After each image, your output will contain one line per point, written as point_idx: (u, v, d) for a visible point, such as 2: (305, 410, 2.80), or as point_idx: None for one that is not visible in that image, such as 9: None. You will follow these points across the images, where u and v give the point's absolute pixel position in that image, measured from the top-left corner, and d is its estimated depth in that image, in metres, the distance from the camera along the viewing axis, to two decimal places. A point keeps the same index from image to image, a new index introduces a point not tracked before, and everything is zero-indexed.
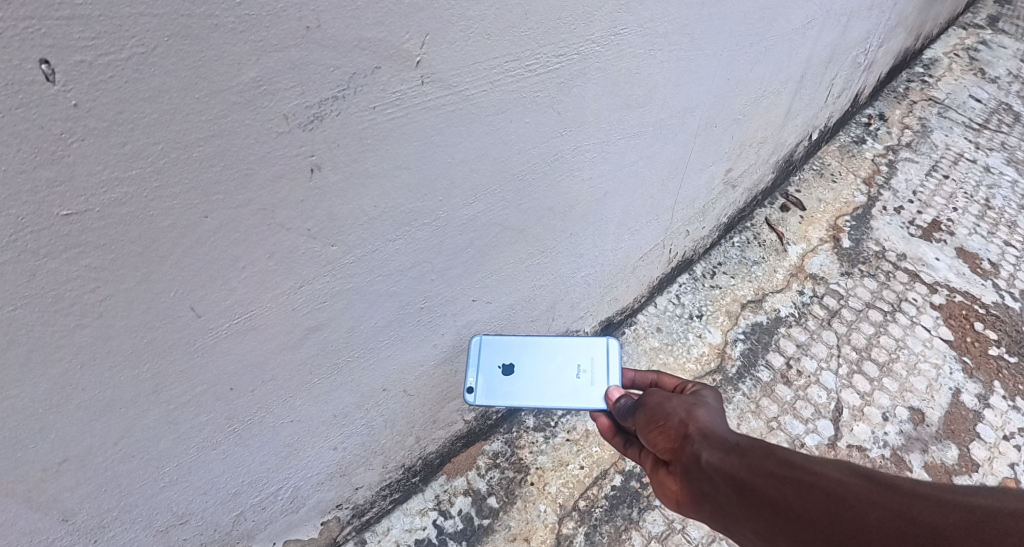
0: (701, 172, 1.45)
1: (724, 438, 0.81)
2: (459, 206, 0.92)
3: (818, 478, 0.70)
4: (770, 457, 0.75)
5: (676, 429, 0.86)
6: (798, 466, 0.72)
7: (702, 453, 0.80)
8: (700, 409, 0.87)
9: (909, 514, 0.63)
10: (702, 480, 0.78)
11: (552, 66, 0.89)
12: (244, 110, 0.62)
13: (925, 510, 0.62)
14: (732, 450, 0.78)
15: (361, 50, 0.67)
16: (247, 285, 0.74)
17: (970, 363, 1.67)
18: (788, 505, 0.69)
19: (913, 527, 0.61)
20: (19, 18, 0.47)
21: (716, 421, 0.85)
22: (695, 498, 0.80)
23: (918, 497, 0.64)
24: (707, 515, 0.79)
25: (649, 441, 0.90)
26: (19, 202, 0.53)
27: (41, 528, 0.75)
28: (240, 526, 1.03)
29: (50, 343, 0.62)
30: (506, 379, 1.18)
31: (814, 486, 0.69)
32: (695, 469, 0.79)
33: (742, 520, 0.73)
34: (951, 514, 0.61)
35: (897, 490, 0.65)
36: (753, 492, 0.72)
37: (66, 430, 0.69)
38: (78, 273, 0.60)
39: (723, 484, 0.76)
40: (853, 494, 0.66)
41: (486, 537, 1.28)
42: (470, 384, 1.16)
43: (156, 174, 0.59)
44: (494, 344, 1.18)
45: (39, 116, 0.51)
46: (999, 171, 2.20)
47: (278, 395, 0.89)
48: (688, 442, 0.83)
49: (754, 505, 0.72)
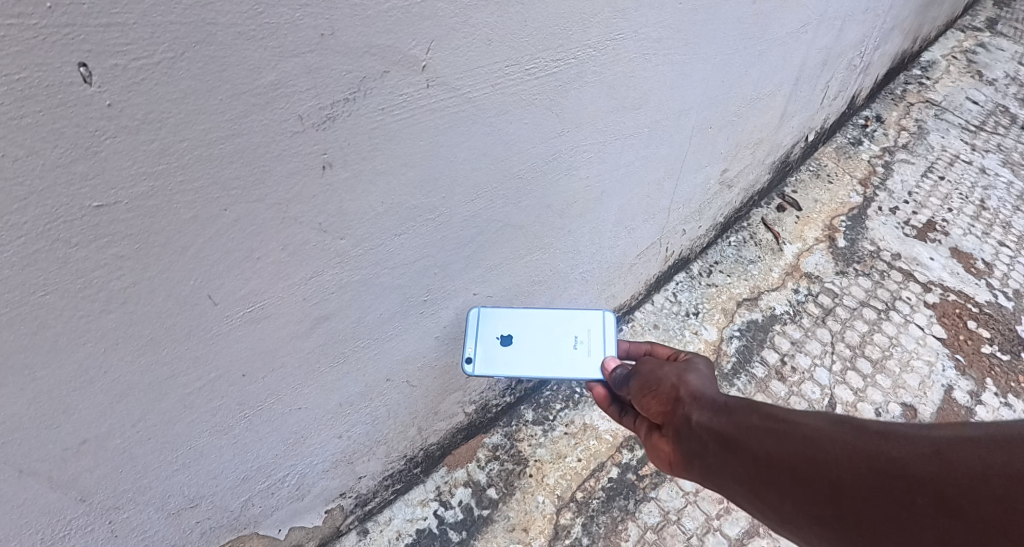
0: (697, 172, 1.49)
1: (713, 399, 0.87)
2: (462, 203, 0.96)
3: (798, 427, 0.75)
4: (755, 413, 0.80)
5: (668, 393, 0.91)
6: (781, 419, 0.78)
7: (693, 415, 0.86)
8: (691, 374, 0.93)
9: (878, 452, 0.67)
10: (693, 440, 0.84)
11: (551, 70, 0.93)
12: (262, 111, 0.66)
13: (892, 446, 0.66)
14: (720, 409, 0.84)
15: (371, 56, 0.71)
16: (260, 276, 0.78)
17: (962, 360, 1.70)
18: (769, 454, 0.74)
19: (881, 462, 0.66)
20: (61, 25, 0.51)
21: (705, 384, 0.91)
22: (686, 458, 0.86)
23: (888, 436, 0.68)
24: (698, 473, 0.86)
25: (643, 405, 0.96)
26: (54, 194, 0.57)
27: (63, 506, 0.79)
28: (248, 511, 1.07)
29: (78, 327, 0.66)
30: (505, 349, 1.19)
31: (793, 435, 0.74)
32: (686, 429, 0.85)
33: (728, 474, 0.79)
34: (916, 447, 0.65)
35: (870, 431, 0.70)
36: (739, 446, 0.78)
37: (91, 411, 0.73)
38: (106, 261, 0.64)
39: (712, 443, 0.81)
40: (828, 439, 0.71)
41: (486, 526, 1.31)
42: (469, 354, 1.16)
43: (180, 169, 0.64)
44: (493, 314, 1.18)
45: (76, 115, 0.55)
46: (995, 172, 2.23)
47: (287, 383, 0.93)
48: (680, 404, 0.89)
49: (739, 458, 0.77)
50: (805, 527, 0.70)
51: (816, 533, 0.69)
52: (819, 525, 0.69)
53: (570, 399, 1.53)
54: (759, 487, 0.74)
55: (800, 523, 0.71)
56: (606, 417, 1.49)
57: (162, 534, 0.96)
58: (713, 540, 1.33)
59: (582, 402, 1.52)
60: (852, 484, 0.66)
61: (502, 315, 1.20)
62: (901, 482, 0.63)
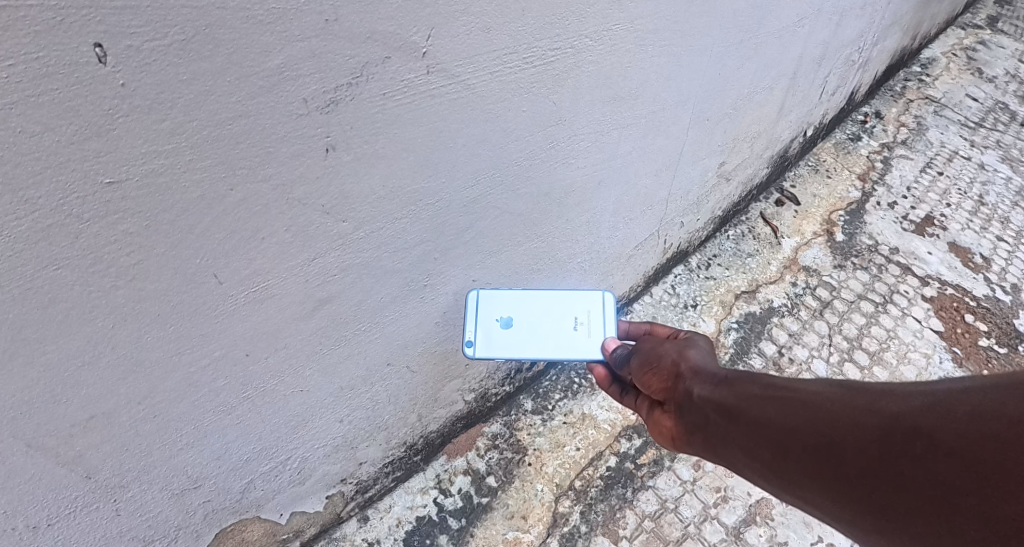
0: (694, 165, 1.50)
1: (713, 373, 0.90)
2: (461, 189, 0.98)
3: (797, 393, 0.77)
4: (755, 383, 0.83)
5: (669, 369, 0.95)
6: (781, 386, 0.80)
7: (694, 388, 0.89)
8: (691, 350, 0.96)
9: (876, 407, 0.68)
10: (695, 413, 0.87)
11: (548, 59, 0.94)
12: (268, 94, 0.68)
13: (890, 401, 0.67)
14: (720, 382, 0.87)
15: (373, 42, 0.73)
16: (264, 257, 0.80)
17: (959, 353, 1.71)
18: (769, 418, 0.76)
19: (879, 416, 0.67)
20: (79, 6, 0.53)
21: (705, 360, 0.94)
22: (688, 431, 0.90)
23: (886, 393, 0.69)
24: (700, 445, 0.89)
25: (644, 382, 0.99)
26: (68, 170, 0.60)
27: (70, 483, 0.81)
28: (250, 494, 1.08)
29: (87, 302, 0.68)
30: (505, 331, 1.20)
31: (791, 400, 0.76)
32: (688, 403, 0.89)
33: (730, 442, 0.81)
34: (914, 399, 0.66)
35: (868, 391, 0.71)
36: (739, 414, 0.81)
37: (100, 386, 0.75)
38: (116, 237, 0.66)
39: (713, 414, 0.84)
40: (827, 400, 0.73)
41: (486, 514, 1.33)
42: (470, 337, 1.18)
43: (189, 149, 0.66)
44: (492, 298, 1.20)
45: (91, 93, 0.57)
46: (993, 168, 2.24)
47: (289, 364, 0.95)
48: (681, 379, 0.92)
49: (740, 425, 0.80)
50: (808, 489, 0.71)
51: (819, 494, 0.70)
52: (821, 486, 0.69)
53: (569, 389, 1.54)
54: (760, 451, 0.76)
55: (802, 484, 0.72)
56: (604, 407, 1.50)
57: (165, 514, 0.98)
58: (710, 528, 1.35)
59: (580, 392, 1.53)
60: (850, 439, 0.67)
61: (501, 299, 1.21)
62: (899, 433, 0.64)
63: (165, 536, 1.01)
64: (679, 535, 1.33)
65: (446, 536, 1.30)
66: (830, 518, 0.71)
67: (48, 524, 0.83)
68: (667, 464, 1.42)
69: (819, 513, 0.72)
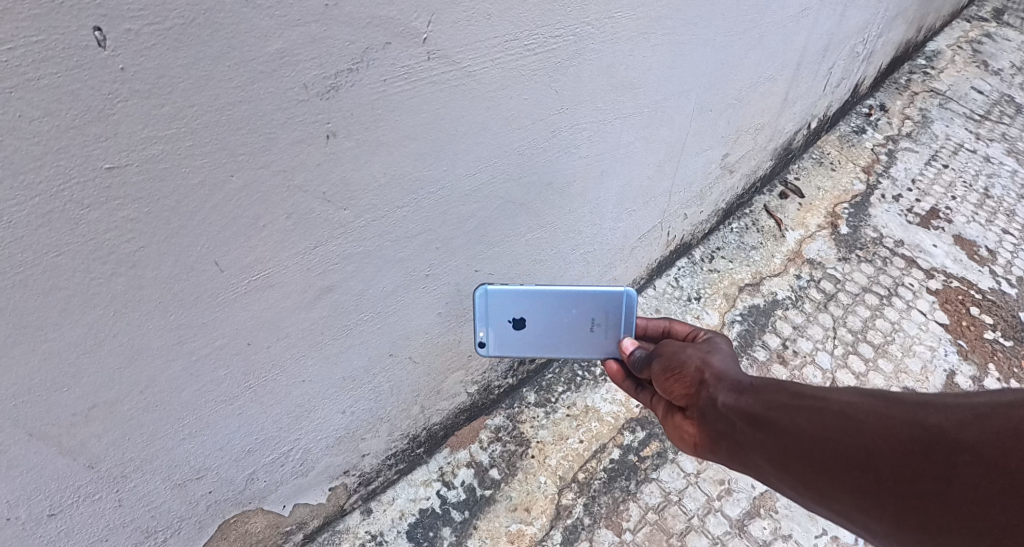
0: (698, 156, 1.49)
1: (738, 379, 0.86)
2: (463, 177, 0.97)
3: (828, 401, 0.73)
4: (783, 390, 0.79)
5: (692, 375, 0.91)
6: (810, 395, 0.76)
7: (717, 396, 0.85)
8: (714, 356, 0.93)
9: (915, 420, 0.64)
10: (719, 421, 0.83)
11: (549, 46, 0.94)
12: (269, 80, 0.68)
13: (929, 412, 0.64)
14: (745, 389, 0.83)
15: (374, 27, 0.73)
16: (265, 244, 0.80)
17: (965, 346, 1.70)
18: (800, 428, 0.73)
19: (918, 429, 0.63)
20: None
21: (728, 365, 0.90)
22: (712, 438, 0.86)
23: (924, 403, 0.65)
24: (725, 454, 0.84)
25: (665, 388, 0.95)
26: (68, 155, 0.59)
27: (71, 473, 0.81)
28: (252, 485, 1.08)
29: (89, 289, 0.68)
30: (517, 331, 1.18)
31: (824, 409, 0.72)
32: (712, 411, 0.85)
33: (758, 452, 0.77)
34: (954, 411, 0.62)
35: (903, 401, 0.67)
36: (768, 423, 0.76)
37: (102, 374, 0.75)
38: (116, 223, 0.66)
39: (739, 422, 0.80)
40: (861, 410, 0.69)
41: (488, 506, 1.32)
42: (480, 338, 1.18)
43: (189, 135, 0.65)
44: (502, 300, 1.15)
45: (91, 78, 0.57)
46: (999, 161, 2.22)
47: (291, 353, 0.95)
48: (704, 386, 0.88)
49: (769, 435, 0.76)
50: (844, 503, 0.68)
51: (856, 508, 0.66)
52: (858, 500, 0.66)
53: (572, 381, 1.54)
54: (789, 463, 0.73)
55: (836, 498, 0.68)
56: (607, 399, 1.50)
57: (168, 505, 0.97)
58: (713, 521, 1.34)
59: (583, 385, 1.53)
60: (888, 452, 0.64)
61: (511, 299, 1.17)
62: (940, 447, 0.61)
63: (168, 527, 1.01)
64: (682, 528, 1.32)
65: (449, 529, 1.29)
66: (868, 532, 0.67)
67: (51, 514, 0.83)
68: (670, 456, 1.42)
69: (855, 526, 0.69)
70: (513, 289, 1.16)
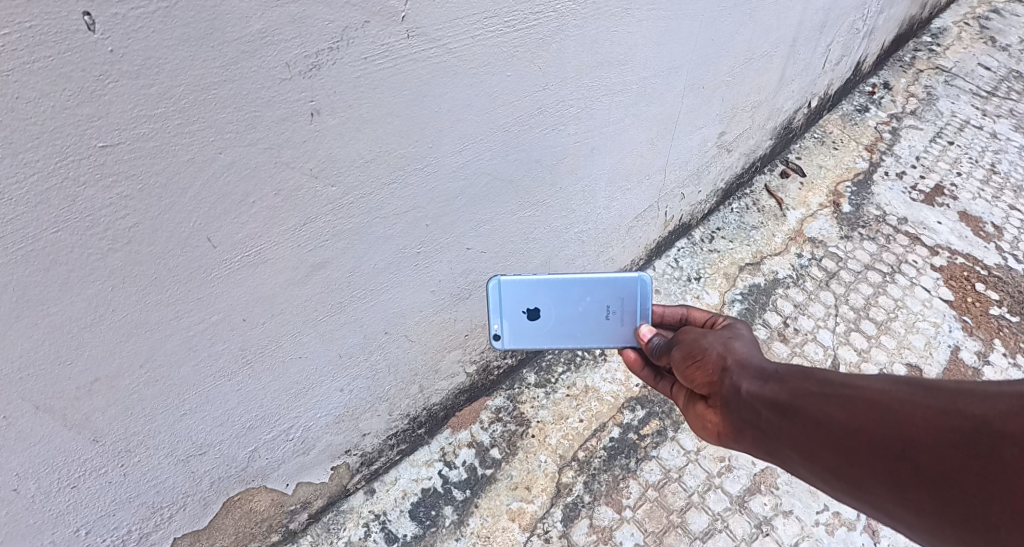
0: (690, 135, 1.49)
1: (761, 366, 0.82)
2: (449, 154, 0.98)
3: (861, 391, 0.68)
4: (811, 379, 0.74)
5: (714, 363, 0.87)
6: (840, 382, 0.71)
7: (741, 383, 0.81)
8: (736, 341, 0.89)
9: (956, 409, 0.60)
10: (744, 409, 0.79)
11: (529, 22, 0.94)
12: (252, 59, 0.69)
13: (971, 402, 0.59)
14: (771, 377, 0.79)
15: (351, 6, 0.74)
16: (256, 221, 0.82)
17: (970, 322, 1.68)
18: (832, 419, 0.68)
19: (960, 420, 0.59)
20: None
21: (751, 353, 0.86)
22: (736, 428, 0.81)
23: (965, 392, 0.60)
24: (750, 443, 0.80)
25: (685, 376, 0.92)
26: (63, 134, 0.61)
27: (76, 447, 0.83)
28: (255, 462, 1.11)
29: (86, 266, 0.70)
30: (530, 321, 1.20)
31: (857, 398, 0.68)
32: (735, 399, 0.81)
33: (785, 441, 0.73)
34: (999, 401, 0.57)
35: (942, 389, 0.62)
36: (796, 411, 0.72)
37: (102, 347, 0.77)
38: (112, 200, 0.68)
39: (766, 411, 0.76)
40: (899, 401, 0.64)
41: (489, 485, 1.34)
42: (495, 330, 1.20)
43: (178, 113, 0.67)
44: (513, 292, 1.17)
45: (81, 60, 0.59)
46: (1006, 137, 2.19)
47: (288, 329, 0.97)
48: (726, 374, 0.84)
49: (797, 423, 0.71)
50: (878, 494, 0.63)
51: (891, 499, 0.61)
52: (893, 492, 0.61)
53: (571, 361, 1.55)
54: (821, 453, 0.68)
55: (870, 489, 0.63)
56: (607, 379, 1.51)
57: (173, 480, 1.00)
58: (713, 497, 1.34)
59: (583, 365, 1.54)
60: (926, 442, 0.60)
61: (523, 289, 1.18)
62: (986, 440, 0.56)
63: (173, 503, 1.03)
64: (682, 504, 1.33)
65: (450, 508, 1.31)
66: (899, 524, 0.63)
67: (60, 488, 0.86)
68: (670, 434, 1.42)
69: (887, 518, 0.64)
70: (525, 279, 1.18)
